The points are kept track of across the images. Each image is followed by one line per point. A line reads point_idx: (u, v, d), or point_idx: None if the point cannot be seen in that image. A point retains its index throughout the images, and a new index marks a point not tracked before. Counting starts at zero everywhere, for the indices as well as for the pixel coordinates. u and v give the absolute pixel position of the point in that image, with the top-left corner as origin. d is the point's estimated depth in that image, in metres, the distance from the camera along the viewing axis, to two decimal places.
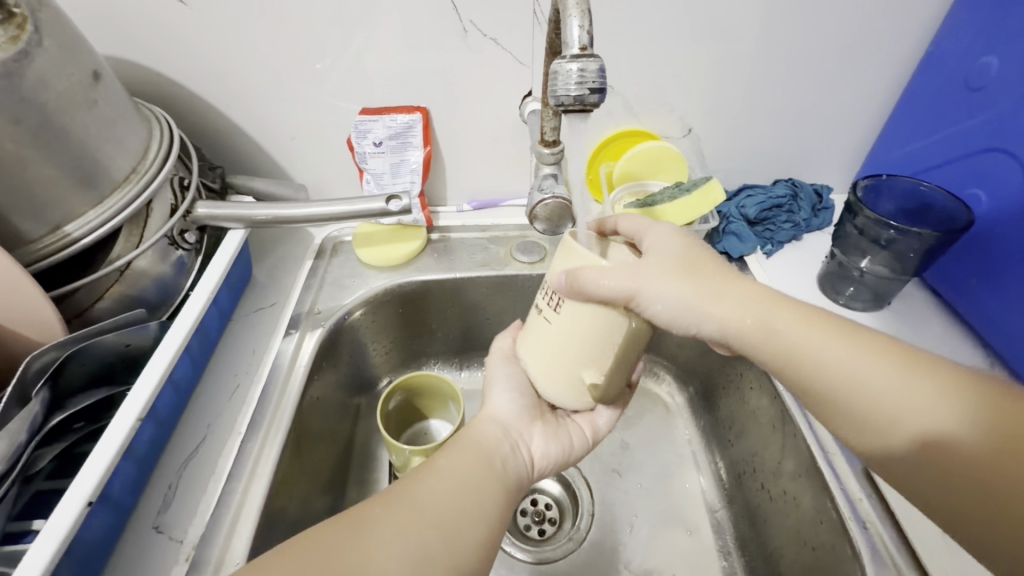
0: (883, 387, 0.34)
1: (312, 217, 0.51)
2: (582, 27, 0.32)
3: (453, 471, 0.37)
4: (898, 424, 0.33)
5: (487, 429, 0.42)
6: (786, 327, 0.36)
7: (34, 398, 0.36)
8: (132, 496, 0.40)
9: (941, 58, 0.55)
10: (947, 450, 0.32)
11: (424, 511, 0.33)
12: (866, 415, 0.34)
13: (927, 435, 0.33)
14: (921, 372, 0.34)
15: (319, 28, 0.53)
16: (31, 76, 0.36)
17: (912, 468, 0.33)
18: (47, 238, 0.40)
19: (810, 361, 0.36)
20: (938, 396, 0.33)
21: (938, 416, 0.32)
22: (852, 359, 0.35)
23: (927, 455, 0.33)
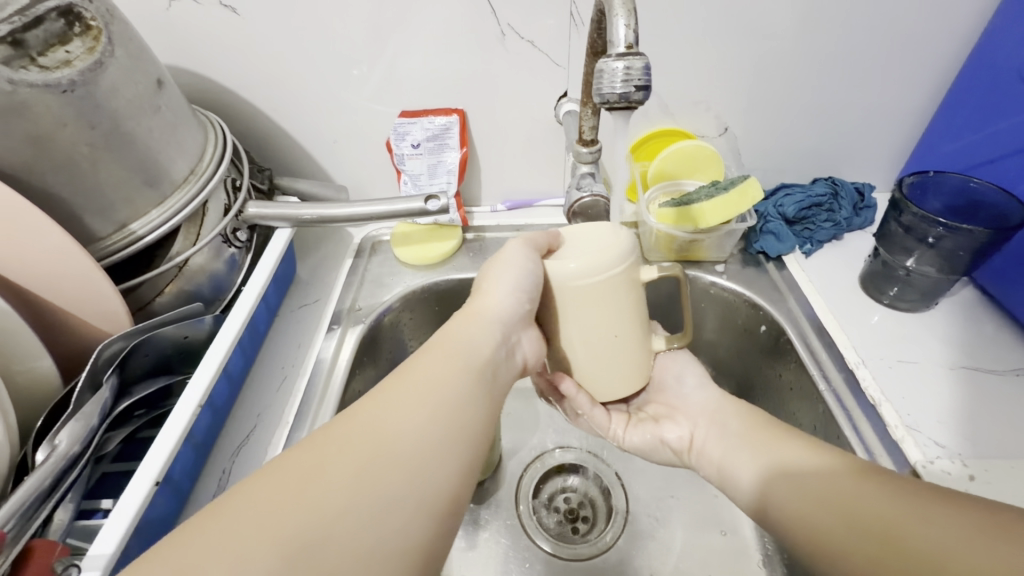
0: (796, 449, 0.40)
1: (355, 216, 0.53)
2: (628, 26, 0.33)
3: (423, 384, 0.32)
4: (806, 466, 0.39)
5: (480, 332, 0.37)
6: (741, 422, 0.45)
7: (106, 384, 0.39)
8: (190, 481, 0.42)
9: (991, 51, 0.53)
10: (844, 495, 0.35)
11: (386, 435, 0.29)
12: (784, 465, 0.40)
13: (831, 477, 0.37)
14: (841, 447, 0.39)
15: (363, 34, 0.55)
16: (105, 84, 0.38)
17: (806, 510, 0.37)
18: (114, 235, 0.42)
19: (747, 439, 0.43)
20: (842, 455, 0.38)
21: (842, 465, 0.37)
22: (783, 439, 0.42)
23: (824, 496, 0.36)
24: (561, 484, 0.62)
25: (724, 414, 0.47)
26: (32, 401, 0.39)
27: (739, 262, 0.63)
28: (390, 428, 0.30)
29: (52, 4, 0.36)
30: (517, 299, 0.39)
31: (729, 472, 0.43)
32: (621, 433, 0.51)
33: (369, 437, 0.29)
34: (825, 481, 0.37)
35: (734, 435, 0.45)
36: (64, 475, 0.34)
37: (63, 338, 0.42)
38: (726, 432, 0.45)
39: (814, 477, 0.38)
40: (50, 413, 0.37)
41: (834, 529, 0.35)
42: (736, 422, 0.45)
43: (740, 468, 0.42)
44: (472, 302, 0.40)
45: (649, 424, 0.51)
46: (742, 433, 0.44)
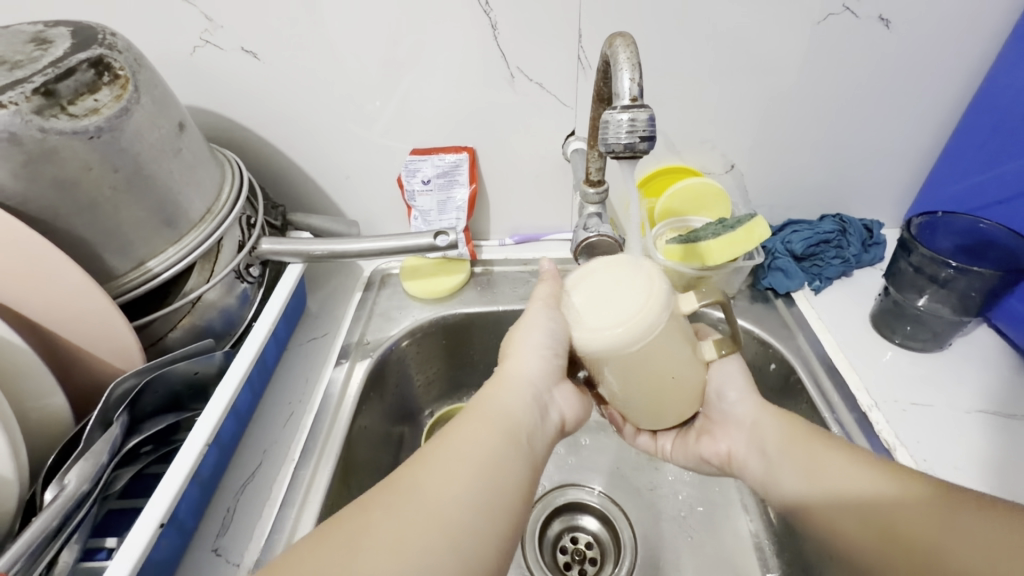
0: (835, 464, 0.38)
1: (365, 252, 0.54)
2: (632, 79, 0.34)
3: (471, 450, 0.33)
4: (846, 484, 0.37)
5: (516, 394, 0.38)
6: (778, 432, 0.42)
7: (116, 422, 0.39)
8: (195, 519, 0.42)
9: (995, 94, 0.54)
10: (891, 520, 0.34)
11: (434, 508, 0.30)
12: (821, 479, 0.38)
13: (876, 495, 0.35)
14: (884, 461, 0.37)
15: (377, 77, 0.57)
16: (130, 130, 0.40)
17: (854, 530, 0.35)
18: (131, 273, 0.43)
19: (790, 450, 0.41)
20: (881, 469, 0.36)
21: (885, 483, 0.35)
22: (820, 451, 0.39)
23: (868, 516, 0.35)
24: (569, 523, 0.61)
25: (764, 427, 0.43)
26: (43, 438, 0.40)
27: (748, 298, 0.63)
28: (432, 501, 0.31)
29: (83, 56, 0.39)
30: (548, 363, 0.40)
31: (780, 491, 0.40)
32: (666, 447, 0.51)
33: (416, 510, 0.30)
34: (867, 499, 0.35)
35: (771, 451, 0.42)
36: (71, 516, 0.34)
37: (76, 374, 0.43)
38: (762, 445, 0.43)
39: (860, 493, 0.36)
40: (61, 451, 0.38)
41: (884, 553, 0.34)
42: (774, 434, 0.42)
43: (782, 481, 0.40)
44: (504, 364, 0.41)
45: (690, 442, 0.49)
46: (785, 445, 0.41)
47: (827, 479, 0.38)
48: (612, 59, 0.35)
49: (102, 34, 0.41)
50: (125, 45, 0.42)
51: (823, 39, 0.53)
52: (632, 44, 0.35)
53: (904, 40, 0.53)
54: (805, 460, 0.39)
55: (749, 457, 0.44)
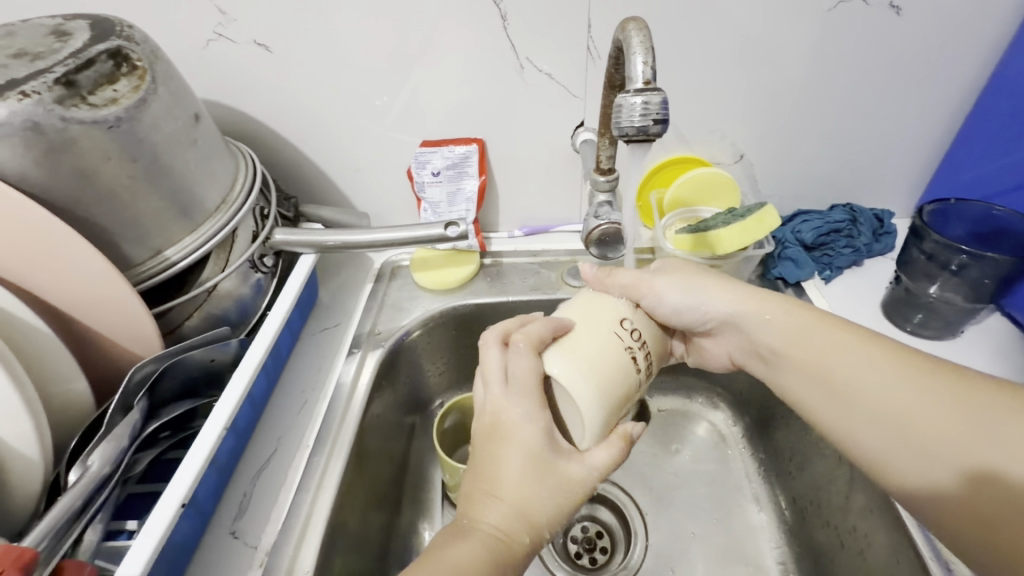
0: (854, 362, 0.39)
1: (376, 242, 0.55)
2: (645, 63, 0.34)
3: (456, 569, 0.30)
4: (859, 384, 0.38)
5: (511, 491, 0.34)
6: (779, 326, 0.42)
7: (136, 407, 0.40)
8: (212, 503, 0.43)
9: (1011, 79, 0.53)
10: (902, 423, 0.36)
11: None
12: (865, 411, 0.38)
13: (890, 397, 0.37)
14: (905, 358, 0.37)
15: (387, 69, 0.57)
16: (147, 120, 0.41)
17: (856, 428, 0.38)
18: (149, 261, 0.44)
19: (829, 370, 0.40)
20: (938, 412, 0.35)
21: (914, 404, 0.36)
22: (866, 378, 0.38)
23: (871, 418, 0.37)
24: (579, 513, 0.61)
25: (759, 321, 0.43)
26: (66, 423, 0.40)
27: (758, 288, 0.63)
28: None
29: (102, 48, 0.39)
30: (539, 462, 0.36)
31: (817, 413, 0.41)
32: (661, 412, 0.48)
33: None
34: (877, 401, 0.37)
35: (766, 351, 0.43)
36: (93, 497, 0.35)
37: (97, 361, 0.43)
38: (751, 341, 0.44)
39: (873, 392, 0.37)
40: (84, 434, 0.38)
41: (886, 454, 0.37)
42: (763, 336, 0.43)
43: (809, 393, 0.41)
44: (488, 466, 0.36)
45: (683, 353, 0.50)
46: (781, 343, 0.42)
47: (839, 378, 0.39)
48: (625, 44, 0.36)
49: (120, 27, 0.42)
50: (142, 37, 0.43)
51: (833, 26, 0.53)
52: (644, 28, 0.35)
53: (916, 27, 0.53)
54: (816, 354, 0.40)
55: (748, 360, 0.46)
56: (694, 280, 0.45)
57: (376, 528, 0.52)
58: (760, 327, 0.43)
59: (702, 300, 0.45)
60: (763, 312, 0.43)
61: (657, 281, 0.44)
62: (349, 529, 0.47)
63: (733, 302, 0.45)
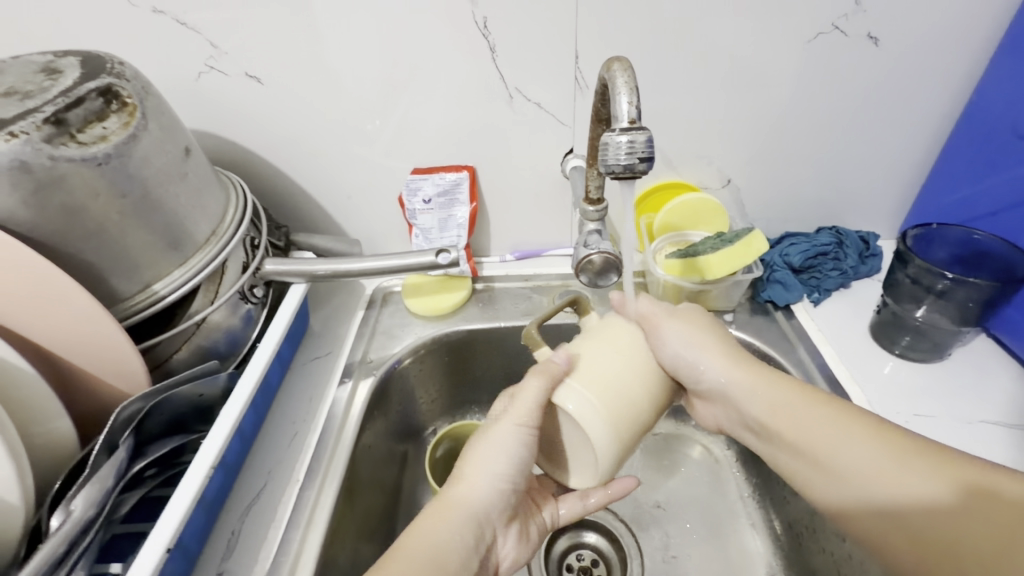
0: (832, 436, 0.39)
1: (367, 271, 0.55)
2: (630, 103, 0.34)
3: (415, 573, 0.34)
4: (840, 456, 0.39)
5: (460, 527, 0.38)
6: (770, 395, 0.43)
7: (122, 445, 0.39)
8: (200, 542, 0.42)
9: (985, 108, 0.55)
10: (883, 492, 0.37)
11: None
12: (839, 472, 0.39)
13: (871, 468, 0.37)
14: (882, 430, 0.38)
15: (377, 99, 0.58)
16: (137, 155, 0.41)
17: (840, 497, 0.39)
18: (137, 295, 0.44)
19: (809, 437, 0.40)
20: (904, 468, 0.36)
21: (884, 457, 0.37)
22: (843, 442, 0.39)
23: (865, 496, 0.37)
24: (573, 541, 0.60)
25: (751, 387, 0.44)
26: (48, 463, 0.39)
27: (747, 311, 0.63)
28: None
29: (92, 85, 0.39)
30: (493, 487, 0.40)
31: (799, 476, 0.42)
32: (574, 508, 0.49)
33: None
34: (854, 472, 0.38)
35: (757, 422, 0.44)
36: (77, 541, 0.34)
37: (81, 397, 0.43)
38: (742, 409, 0.45)
39: (859, 469, 0.38)
40: (67, 475, 0.38)
41: (880, 524, 0.37)
42: (753, 404, 0.44)
43: (787, 454, 0.42)
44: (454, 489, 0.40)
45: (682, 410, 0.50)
46: (769, 413, 0.43)
47: (824, 453, 0.39)
48: (610, 83, 0.36)
49: (111, 64, 0.42)
50: (133, 74, 0.43)
51: (813, 57, 0.54)
52: (629, 68, 0.36)
53: (892, 57, 0.55)
54: (798, 423, 0.41)
55: (739, 426, 0.46)
56: (697, 340, 0.45)
57: (367, 562, 0.51)
58: (745, 395, 0.44)
59: (702, 356, 0.45)
60: (757, 383, 0.44)
61: (667, 328, 0.45)
62: (339, 565, 0.47)
63: (727, 371, 0.45)
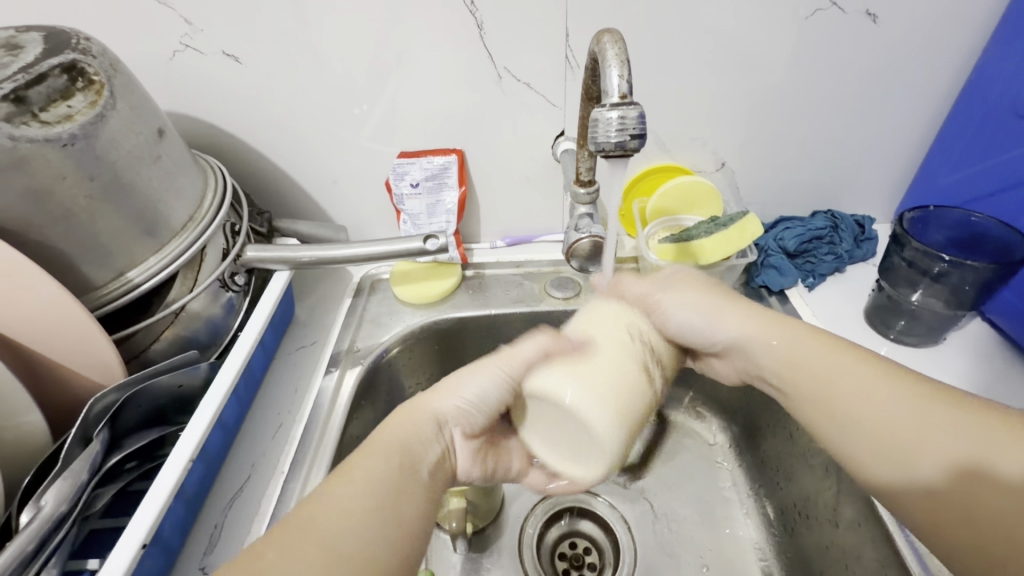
0: (851, 389, 0.38)
1: (352, 257, 0.53)
2: (621, 76, 0.33)
3: (369, 474, 0.34)
4: (866, 410, 0.37)
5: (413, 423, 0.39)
6: (796, 350, 0.41)
7: (96, 439, 0.38)
8: (180, 537, 0.41)
9: (982, 87, 0.54)
10: (896, 438, 0.36)
11: (321, 531, 0.30)
12: (865, 425, 0.37)
13: (898, 424, 0.36)
14: (908, 382, 0.37)
15: (361, 80, 0.56)
16: (105, 136, 0.39)
17: (858, 450, 0.37)
18: (111, 284, 0.42)
19: (832, 391, 0.39)
20: (926, 425, 0.35)
21: (919, 405, 0.36)
22: (863, 396, 0.38)
23: (892, 460, 0.36)
24: (565, 529, 0.60)
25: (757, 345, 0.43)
26: (20, 458, 0.38)
27: (741, 297, 0.62)
28: (326, 532, 0.30)
29: (55, 62, 0.37)
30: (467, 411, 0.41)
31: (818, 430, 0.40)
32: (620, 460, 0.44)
33: (310, 532, 0.30)
34: (885, 434, 0.36)
35: (773, 377, 0.42)
36: (48, 538, 0.33)
37: (55, 391, 0.41)
38: (758, 364, 0.43)
39: (886, 424, 0.36)
40: (38, 471, 0.36)
41: (903, 484, 0.35)
42: (767, 356, 0.43)
43: (812, 387, 0.40)
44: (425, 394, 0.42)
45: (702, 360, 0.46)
46: (784, 367, 0.41)
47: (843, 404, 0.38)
48: (600, 56, 0.35)
49: (76, 39, 0.40)
50: (100, 50, 0.40)
51: (811, 34, 0.53)
52: (620, 40, 0.34)
53: (891, 35, 0.53)
54: (825, 379, 0.39)
55: (757, 378, 0.45)
56: (709, 303, 0.45)
57: None
58: (762, 350, 0.43)
59: (718, 322, 0.44)
60: (769, 335, 0.43)
61: (664, 298, 0.44)
62: None
63: (736, 324, 0.44)
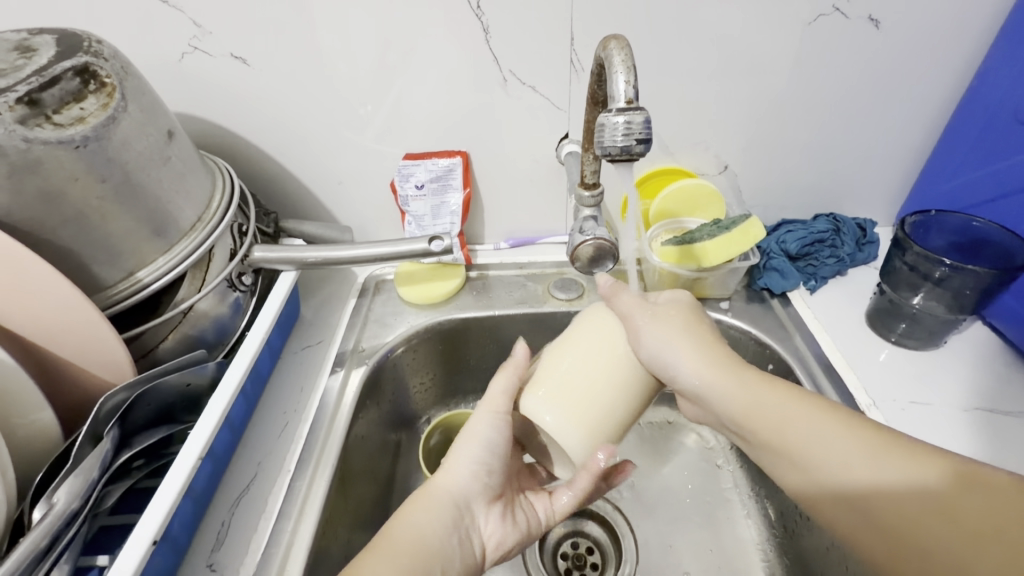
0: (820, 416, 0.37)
1: (358, 258, 0.54)
2: (627, 82, 0.34)
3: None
4: (817, 456, 0.37)
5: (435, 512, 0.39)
6: (744, 395, 0.40)
7: (106, 437, 0.38)
8: (188, 534, 0.41)
9: (985, 92, 0.54)
10: (855, 484, 0.35)
11: None
12: (822, 474, 0.36)
13: (849, 469, 0.35)
14: (858, 427, 0.36)
15: (367, 83, 0.56)
16: (117, 138, 0.39)
17: (817, 497, 0.37)
18: (121, 283, 0.43)
19: (785, 435, 0.38)
20: (882, 469, 0.34)
21: (863, 447, 0.35)
22: (816, 439, 0.37)
23: (852, 503, 0.35)
24: (567, 529, 0.60)
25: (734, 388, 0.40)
26: (32, 454, 0.39)
27: (744, 299, 0.63)
28: None
29: (68, 65, 0.38)
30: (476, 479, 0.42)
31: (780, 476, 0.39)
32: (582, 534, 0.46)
33: None
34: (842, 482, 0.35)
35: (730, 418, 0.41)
36: (60, 534, 0.34)
37: (65, 389, 0.42)
38: (718, 411, 0.42)
39: (838, 470, 0.36)
40: (49, 468, 0.37)
41: (895, 512, 0.33)
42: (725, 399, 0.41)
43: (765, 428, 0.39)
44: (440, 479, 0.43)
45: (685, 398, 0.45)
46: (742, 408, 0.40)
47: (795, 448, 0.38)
48: (606, 62, 0.35)
49: (88, 42, 0.40)
50: (111, 53, 0.41)
51: (813, 40, 0.53)
52: (626, 47, 0.35)
53: (894, 41, 0.54)
54: (773, 422, 0.39)
55: (719, 423, 0.43)
56: (671, 336, 0.41)
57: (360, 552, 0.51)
58: (728, 396, 0.40)
59: (682, 362, 0.41)
60: (727, 380, 0.41)
61: (644, 327, 0.41)
62: (332, 556, 0.46)
63: (699, 371, 0.41)
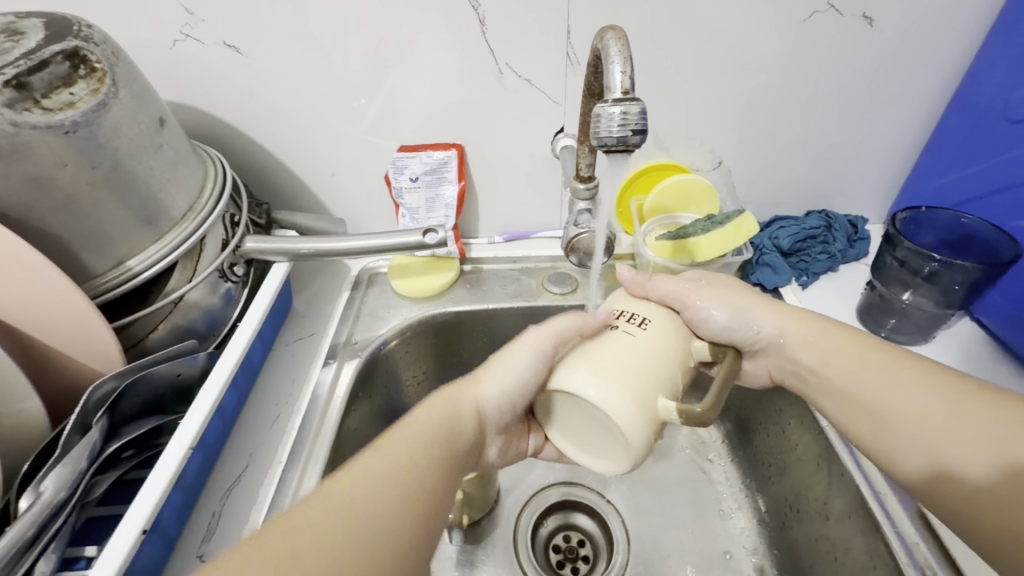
0: (893, 382, 0.39)
1: (351, 249, 0.53)
2: (624, 73, 0.34)
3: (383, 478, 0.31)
4: (894, 403, 0.38)
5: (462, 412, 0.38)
6: (824, 345, 0.42)
7: (95, 426, 0.38)
8: (178, 525, 0.41)
9: (976, 91, 0.55)
10: (934, 439, 0.36)
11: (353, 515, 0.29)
12: (886, 421, 0.38)
13: (922, 417, 0.37)
14: (940, 378, 0.38)
15: (363, 73, 0.56)
16: (108, 124, 0.39)
17: (888, 447, 0.38)
18: (110, 272, 0.42)
19: (866, 388, 0.40)
20: (963, 416, 0.36)
21: (947, 394, 0.37)
22: (906, 394, 0.38)
23: (920, 445, 0.37)
24: (560, 522, 0.61)
25: (815, 337, 0.43)
26: (19, 444, 0.38)
27: None
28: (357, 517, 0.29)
29: (58, 48, 0.37)
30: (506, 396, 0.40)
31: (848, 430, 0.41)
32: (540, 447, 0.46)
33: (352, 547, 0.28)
34: (918, 429, 0.37)
35: (809, 369, 0.43)
36: (47, 524, 0.33)
37: (53, 378, 0.41)
38: (794, 359, 0.44)
39: (913, 418, 0.37)
40: (36, 457, 0.36)
41: (971, 463, 0.35)
42: (808, 351, 0.43)
43: (838, 371, 0.41)
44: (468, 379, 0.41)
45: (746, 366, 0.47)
46: (820, 360, 0.42)
47: (874, 402, 0.39)
48: (603, 52, 0.35)
49: (78, 26, 0.39)
50: (102, 38, 0.40)
51: (808, 36, 0.54)
52: (623, 37, 0.35)
53: (886, 38, 0.54)
54: (851, 375, 0.41)
55: (788, 377, 0.45)
56: (743, 301, 0.45)
57: None
58: (802, 345, 0.43)
59: (747, 318, 0.45)
60: (809, 332, 0.43)
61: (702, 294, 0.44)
62: None
63: (777, 319, 0.45)
